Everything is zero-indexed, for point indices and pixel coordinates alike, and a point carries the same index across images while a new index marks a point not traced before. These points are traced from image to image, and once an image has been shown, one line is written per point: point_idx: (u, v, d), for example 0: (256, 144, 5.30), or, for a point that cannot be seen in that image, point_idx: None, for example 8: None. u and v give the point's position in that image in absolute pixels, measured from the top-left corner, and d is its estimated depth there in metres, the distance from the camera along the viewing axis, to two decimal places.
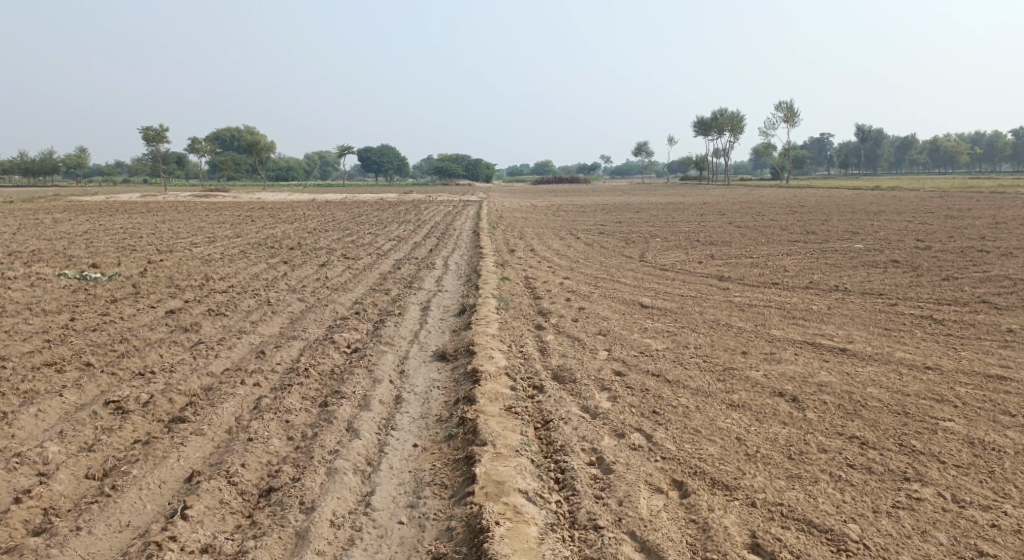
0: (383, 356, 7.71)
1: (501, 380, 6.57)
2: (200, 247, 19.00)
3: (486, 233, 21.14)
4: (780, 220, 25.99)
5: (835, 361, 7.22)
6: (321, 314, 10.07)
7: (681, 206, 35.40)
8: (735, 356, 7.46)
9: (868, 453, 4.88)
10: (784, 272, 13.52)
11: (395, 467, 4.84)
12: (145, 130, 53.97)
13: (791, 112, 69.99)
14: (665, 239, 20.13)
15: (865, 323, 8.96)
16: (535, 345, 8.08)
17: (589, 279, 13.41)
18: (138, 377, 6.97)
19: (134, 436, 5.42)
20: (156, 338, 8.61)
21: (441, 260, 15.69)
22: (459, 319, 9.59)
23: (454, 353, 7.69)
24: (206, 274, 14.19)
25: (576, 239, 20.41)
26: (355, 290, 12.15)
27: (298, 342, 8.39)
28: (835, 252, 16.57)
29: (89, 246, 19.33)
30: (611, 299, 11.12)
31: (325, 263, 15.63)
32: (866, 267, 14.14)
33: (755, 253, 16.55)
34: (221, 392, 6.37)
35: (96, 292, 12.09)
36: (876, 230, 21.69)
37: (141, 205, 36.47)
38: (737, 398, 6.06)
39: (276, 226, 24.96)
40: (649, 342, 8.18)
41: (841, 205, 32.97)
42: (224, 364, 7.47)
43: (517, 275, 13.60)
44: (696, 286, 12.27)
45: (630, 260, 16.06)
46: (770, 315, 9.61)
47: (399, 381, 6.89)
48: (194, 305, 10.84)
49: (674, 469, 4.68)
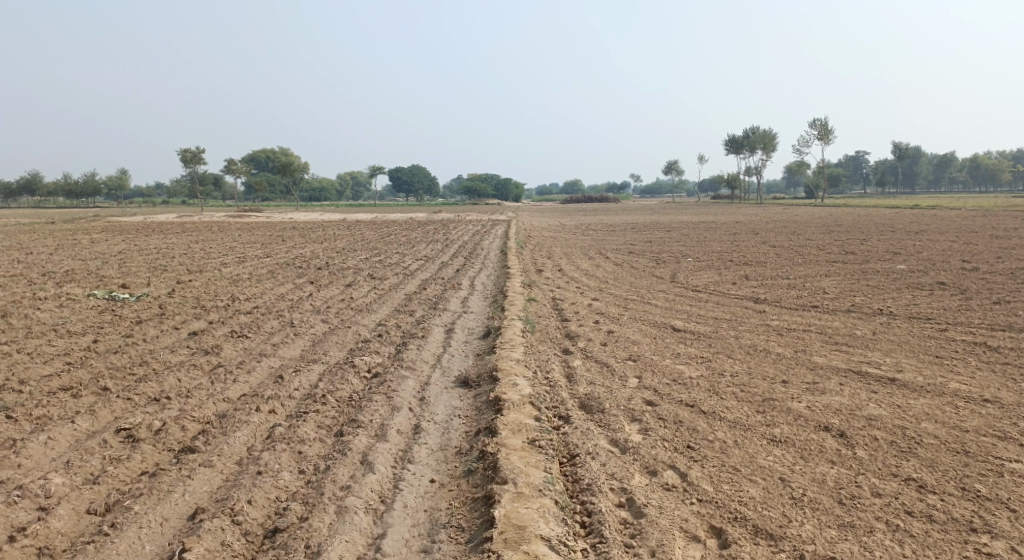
0: (404, 382, 7.44)
1: (526, 409, 6.25)
2: (229, 267, 19.05)
3: (514, 253, 20.89)
4: (817, 240, 25.27)
5: (884, 392, 6.75)
6: (343, 336, 9.86)
7: (714, 225, 34.82)
8: (775, 385, 7.03)
9: (927, 498, 4.44)
10: (824, 294, 12.98)
11: (409, 506, 4.54)
12: (183, 153, 55.32)
13: (826, 129, 68.96)
14: (697, 259, 19.64)
15: (914, 350, 8.45)
16: (562, 371, 7.74)
17: (619, 300, 13.02)
18: (153, 403, 6.79)
19: (141, 467, 5.21)
20: (176, 361, 8.45)
21: (468, 281, 15.44)
22: (484, 343, 9.28)
23: (477, 380, 7.38)
24: (232, 294, 14.12)
25: (605, 259, 20.04)
26: (380, 311, 11.94)
27: (318, 366, 8.16)
28: (877, 273, 15.94)
29: (121, 266, 19.52)
30: (641, 322, 10.73)
31: (351, 283, 15.48)
32: (910, 289, 13.52)
33: (792, 274, 16.00)
34: (235, 419, 6.15)
35: (123, 312, 12.07)
36: (919, 250, 20.93)
37: (175, 225, 37.08)
38: (779, 432, 5.64)
39: (305, 246, 25.02)
40: (683, 369, 7.78)
41: (880, 224, 32.05)
42: (241, 389, 7.27)
43: (544, 296, 13.27)
44: (730, 308, 11.82)
45: (662, 281, 15.63)
46: (810, 340, 9.13)
47: (419, 409, 6.59)
48: (218, 326, 10.71)
49: (711, 513, 4.30)
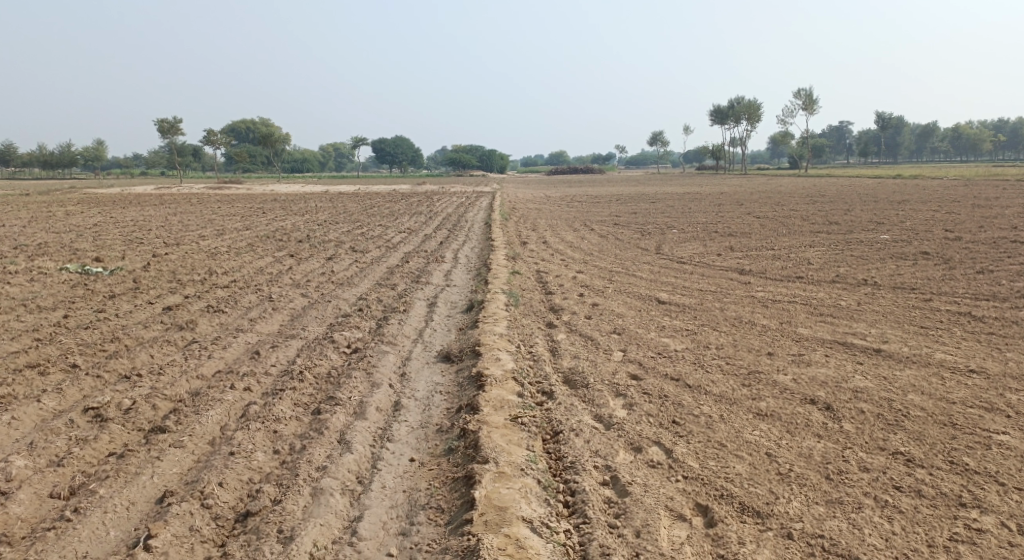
0: (384, 357, 7.27)
1: (509, 385, 6.11)
2: (208, 240, 18.67)
3: (498, 225, 20.67)
4: (801, 210, 25.24)
5: (870, 364, 6.68)
6: (322, 311, 9.65)
7: (699, 195, 34.71)
8: (760, 358, 6.94)
9: (916, 473, 4.37)
10: (808, 265, 12.93)
11: (387, 487, 4.40)
12: (161, 122, 54.23)
13: (812, 99, 68.82)
14: (682, 231, 19.52)
15: (899, 321, 8.39)
16: (545, 345, 7.60)
17: (604, 272, 12.89)
18: (123, 381, 6.57)
19: (109, 448, 5.03)
20: (149, 337, 8.22)
21: (451, 254, 15.23)
22: (466, 316, 9.12)
23: (459, 355, 7.23)
24: (210, 267, 13.81)
25: (590, 231, 19.85)
26: (361, 285, 11.72)
27: (295, 341, 7.96)
28: (861, 243, 15.89)
29: (96, 239, 19.07)
30: (626, 294, 10.61)
31: (332, 256, 15.21)
32: (894, 258, 13.50)
33: (776, 245, 15.92)
34: (208, 398, 5.97)
35: (96, 287, 11.76)
36: (903, 220, 20.97)
37: (153, 197, 36.35)
38: (765, 406, 5.55)
39: (286, 218, 24.59)
40: (667, 342, 7.67)
41: (863, 194, 32.03)
42: (216, 366, 7.07)
43: (528, 268, 13.10)
44: (715, 280, 11.72)
45: (647, 252, 15.50)
46: (796, 312, 9.05)
47: (399, 386, 6.43)
48: (194, 301, 10.45)
49: (697, 491, 4.20)
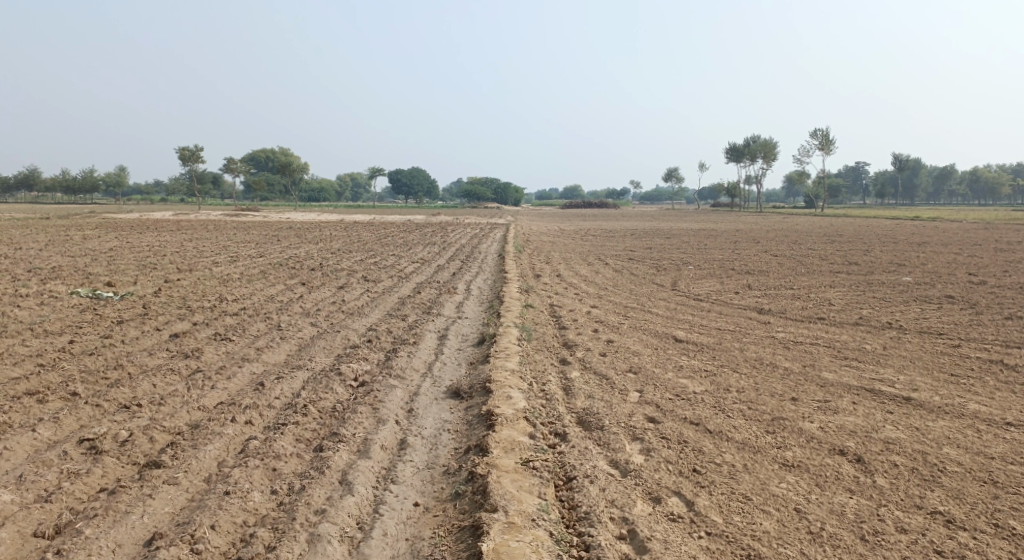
0: (392, 391, 7.03)
1: (520, 425, 5.84)
2: (221, 266, 18.62)
3: (512, 257, 20.51)
4: (819, 249, 24.95)
5: (900, 413, 6.36)
6: (330, 341, 9.45)
7: (715, 232, 34.47)
8: (784, 403, 6.63)
9: (959, 537, 4.06)
10: (829, 306, 12.61)
11: (389, 535, 4.15)
12: (182, 149, 54.84)
13: (828, 139, 68.81)
14: (699, 267, 19.25)
15: (928, 367, 8.07)
16: (559, 383, 7.33)
17: (619, 308, 12.64)
18: (122, 411, 6.37)
19: (100, 483, 4.81)
20: (153, 365, 8.03)
21: (464, 285, 15.04)
22: (478, 351, 8.88)
23: (469, 391, 6.98)
24: (220, 295, 13.68)
25: (604, 265, 19.63)
26: (371, 315, 11.53)
27: (302, 373, 7.74)
28: (883, 285, 15.56)
29: (111, 263, 19.08)
30: (642, 331, 10.34)
31: (344, 285, 15.06)
32: (918, 302, 13.16)
33: (795, 284, 15.62)
34: (207, 431, 5.74)
35: (105, 312, 11.64)
36: (923, 262, 20.62)
37: (171, 223, 36.63)
38: (791, 456, 5.24)
39: (300, 246, 24.57)
40: (686, 383, 7.37)
41: (881, 235, 31.71)
42: (218, 397, 6.86)
43: (542, 302, 12.87)
44: (734, 319, 11.43)
45: (662, 289, 15.25)
46: (819, 355, 8.73)
47: (406, 423, 6.18)
48: (202, 328, 10.30)
49: (721, 550, 3.91)
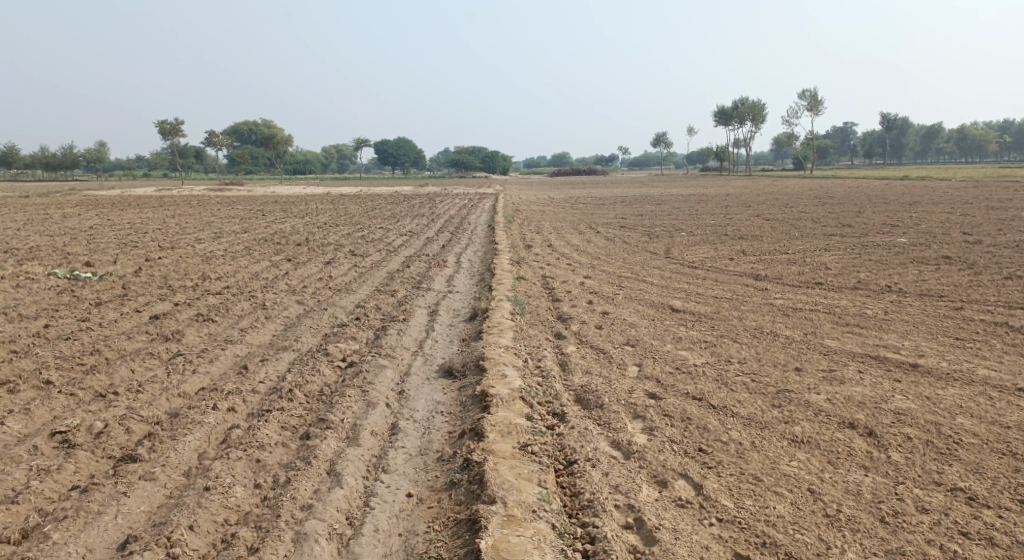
0: (381, 372, 6.74)
1: (516, 406, 5.58)
2: (204, 243, 18.19)
3: (502, 228, 20.16)
4: (811, 212, 24.76)
5: (909, 382, 6.15)
6: (317, 320, 9.13)
7: (706, 197, 34.13)
8: (789, 374, 6.41)
9: (984, 516, 3.87)
10: (826, 270, 12.40)
11: (381, 530, 3.92)
12: (162, 123, 53.81)
13: (816, 100, 68.29)
14: (691, 233, 18.99)
15: (932, 332, 7.87)
16: (555, 359, 7.06)
17: (613, 277, 12.37)
18: (98, 400, 6.06)
19: (72, 480, 4.53)
20: (132, 350, 7.71)
21: (454, 257, 14.72)
22: (470, 326, 8.59)
23: (462, 371, 6.71)
24: (204, 273, 13.29)
25: (595, 234, 19.33)
26: (359, 291, 11.21)
27: (287, 355, 7.44)
28: (878, 247, 15.37)
29: (91, 242, 18.60)
30: (637, 301, 10.09)
31: (331, 260, 14.70)
32: (915, 263, 12.97)
33: (790, 248, 15.39)
34: (187, 420, 5.45)
35: (83, 293, 11.25)
36: (918, 222, 20.43)
37: (154, 199, 35.91)
38: (800, 431, 5.03)
39: (286, 221, 24.09)
40: (686, 355, 7.13)
41: (872, 195, 31.56)
42: (200, 382, 6.56)
43: (533, 274, 12.58)
44: (730, 286, 11.18)
45: (656, 256, 14.98)
46: (820, 322, 8.52)
47: (397, 405, 5.91)
48: (184, 309, 9.95)
49: (734, 538, 3.70)
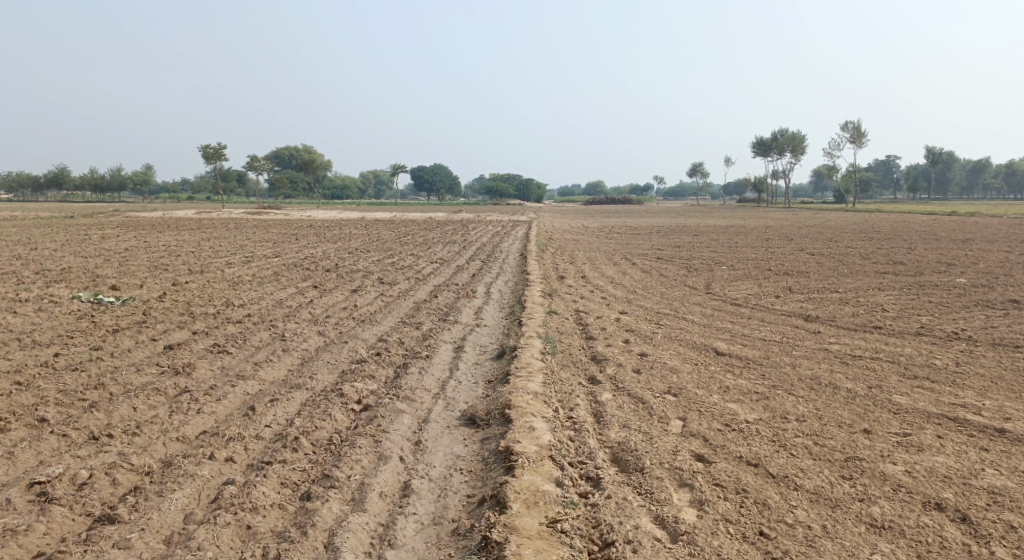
0: (398, 418, 6.15)
1: (545, 468, 4.93)
2: (233, 267, 17.94)
3: (534, 257, 19.60)
4: (859, 247, 23.75)
5: (998, 452, 5.37)
6: (336, 354, 8.59)
7: (745, 229, 33.18)
8: (855, 437, 5.68)
9: None
10: (883, 312, 11.54)
11: None
12: (205, 147, 54.69)
13: (859, 132, 66.86)
14: (732, 268, 18.16)
15: (1013, 390, 7.03)
16: (589, 409, 6.39)
17: (651, 314, 11.68)
18: (90, 443, 5.57)
19: (41, 546, 4.04)
20: (138, 384, 7.25)
21: (484, 288, 14.16)
22: (497, 366, 7.98)
23: (486, 420, 6.08)
24: (227, 299, 12.90)
25: (632, 266, 18.65)
26: (383, 323, 10.67)
27: (299, 393, 6.90)
28: (936, 288, 14.40)
29: (122, 264, 18.47)
30: (678, 342, 9.38)
31: (357, 288, 14.24)
32: (980, 307, 12.05)
33: (840, 287, 14.52)
34: (179, 472, 4.92)
35: (102, 319, 10.90)
36: (975, 261, 19.33)
37: (193, 221, 36.39)
38: (879, 515, 4.33)
39: (317, 245, 23.89)
40: (736, 409, 6.41)
41: (921, 231, 30.36)
42: (202, 424, 6.03)
43: (566, 308, 11.94)
44: (779, 327, 10.41)
45: (696, 292, 14.24)
46: (884, 373, 7.72)
47: (412, 459, 5.31)
48: (200, 339, 9.51)
49: None
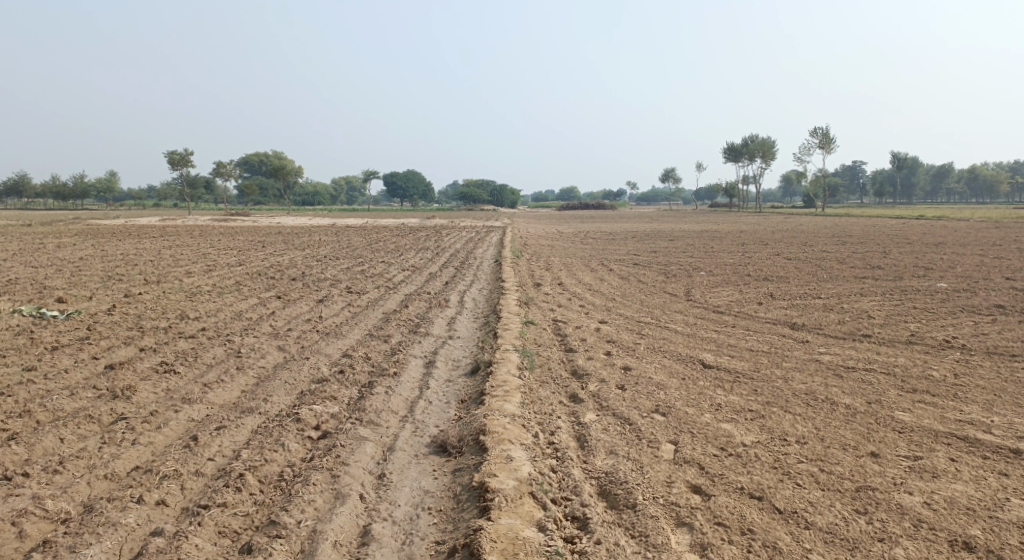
0: (360, 447, 5.50)
1: (525, 509, 4.35)
2: (193, 277, 17.07)
3: (509, 263, 19.03)
4: (835, 251, 23.58)
5: (1019, 478, 4.92)
6: (295, 372, 7.90)
7: (719, 234, 32.97)
8: (864, 462, 5.18)
9: None
10: (869, 319, 11.18)
11: None
12: (171, 153, 53.36)
13: (828, 137, 67.54)
14: (711, 273, 17.78)
15: (1020, 404, 6.62)
16: (571, 433, 5.81)
17: (632, 323, 11.15)
18: (1, 484, 4.86)
19: None
20: (69, 411, 6.50)
21: (457, 296, 13.54)
22: (471, 383, 7.36)
23: (458, 447, 5.47)
24: (182, 312, 12.10)
25: (609, 272, 18.16)
26: (349, 336, 10.00)
27: (251, 419, 6.22)
28: (918, 293, 14.13)
29: (73, 275, 17.47)
30: (663, 354, 8.86)
31: (324, 298, 13.52)
32: (967, 313, 11.74)
33: (822, 293, 14.17)
34: (98, 519, 4.25)
35: (41, 335, 10.04)
36: (952, 265, 19.20)
37: (156, 229, 35.17)
38: None
39: (284, 253, 23.03)
40: (731, 430, 5.89)
41: (893, 235, 30.38)
42: (135, 458, 5.34)
43: (544, 317, 11.35)
44: (765, 337, 9.94)
45: (676, 299, 13.77)
46: (882, 386, 7.27)
47: (375, 496, 4.70)
48: (146, 357, 8.74)
49: None
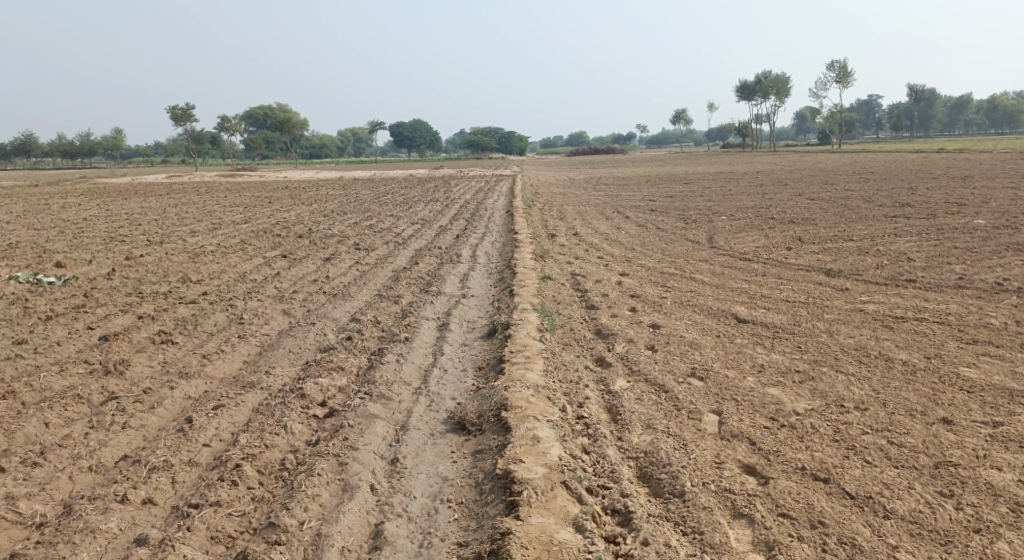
0: (370, 427, 4.96)
1: (558, 503, 3.84)
2: (197, 236, 16.48)
3: (522, 213, 18.32)
4: (861, 189, 22.63)
5: None
6: (300, 340, 7.34)
7: (736, 175, 31.89)
8: (939, 431, 4.58)
9: None
10: (910, 262, 10.46)
11: None
12: (173, 109, 52.21)
13: (847, 71, 65.22)
14: (733, 217, 17.00)
15: None
16: (602, 405, 5.25)
17: (655, 275, 10.50)
18: None
19: None
20: (55, 392, 5.99)
21: (469, 251, 12.90)
22: (489, 349, 6.78)
23: (478, 425, 4.92)
24: (183, 274, 11.53)
25: (626, 219, 17.40)
26: (356, 298, 9.40)
27: (251, 396, 5.69)
28: (957, 231, 13.34)
29: (75, 237, 16.95)
30: (693, 308, 8.23)
31: (330, 256, 12.91)
32: (1013, 251, 10.99)
33: (853, 234, 13.42)
34: (76, 526, 3.76)
35: (36, 304, 9.53)
36: (985, 200, 18.31)
37: (161, 187, 34.47)
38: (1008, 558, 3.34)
39: (291, 208, 22.39)
40: (781, 396, 5.29)
41: (917, 169, 29.23)
42: (124, 445, 4.83)
43: (562, 271, 10.70)
44: (800, 285, 9.27)
45: (700, 246, 13.07)
46: (938, 339, 6.62)
47: (389, 487, 4.18)
48: (143, 325, 8.21)
49: None
